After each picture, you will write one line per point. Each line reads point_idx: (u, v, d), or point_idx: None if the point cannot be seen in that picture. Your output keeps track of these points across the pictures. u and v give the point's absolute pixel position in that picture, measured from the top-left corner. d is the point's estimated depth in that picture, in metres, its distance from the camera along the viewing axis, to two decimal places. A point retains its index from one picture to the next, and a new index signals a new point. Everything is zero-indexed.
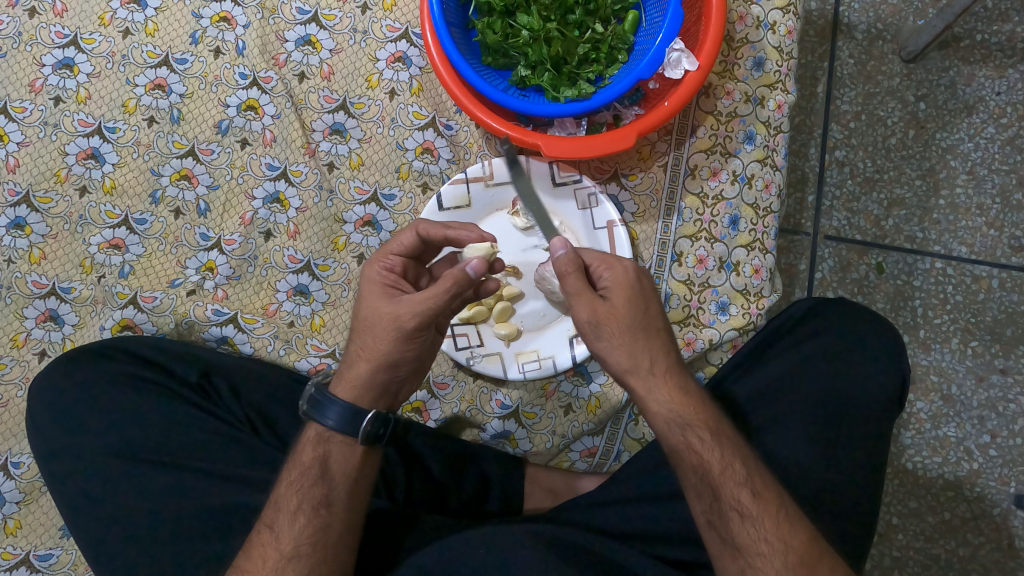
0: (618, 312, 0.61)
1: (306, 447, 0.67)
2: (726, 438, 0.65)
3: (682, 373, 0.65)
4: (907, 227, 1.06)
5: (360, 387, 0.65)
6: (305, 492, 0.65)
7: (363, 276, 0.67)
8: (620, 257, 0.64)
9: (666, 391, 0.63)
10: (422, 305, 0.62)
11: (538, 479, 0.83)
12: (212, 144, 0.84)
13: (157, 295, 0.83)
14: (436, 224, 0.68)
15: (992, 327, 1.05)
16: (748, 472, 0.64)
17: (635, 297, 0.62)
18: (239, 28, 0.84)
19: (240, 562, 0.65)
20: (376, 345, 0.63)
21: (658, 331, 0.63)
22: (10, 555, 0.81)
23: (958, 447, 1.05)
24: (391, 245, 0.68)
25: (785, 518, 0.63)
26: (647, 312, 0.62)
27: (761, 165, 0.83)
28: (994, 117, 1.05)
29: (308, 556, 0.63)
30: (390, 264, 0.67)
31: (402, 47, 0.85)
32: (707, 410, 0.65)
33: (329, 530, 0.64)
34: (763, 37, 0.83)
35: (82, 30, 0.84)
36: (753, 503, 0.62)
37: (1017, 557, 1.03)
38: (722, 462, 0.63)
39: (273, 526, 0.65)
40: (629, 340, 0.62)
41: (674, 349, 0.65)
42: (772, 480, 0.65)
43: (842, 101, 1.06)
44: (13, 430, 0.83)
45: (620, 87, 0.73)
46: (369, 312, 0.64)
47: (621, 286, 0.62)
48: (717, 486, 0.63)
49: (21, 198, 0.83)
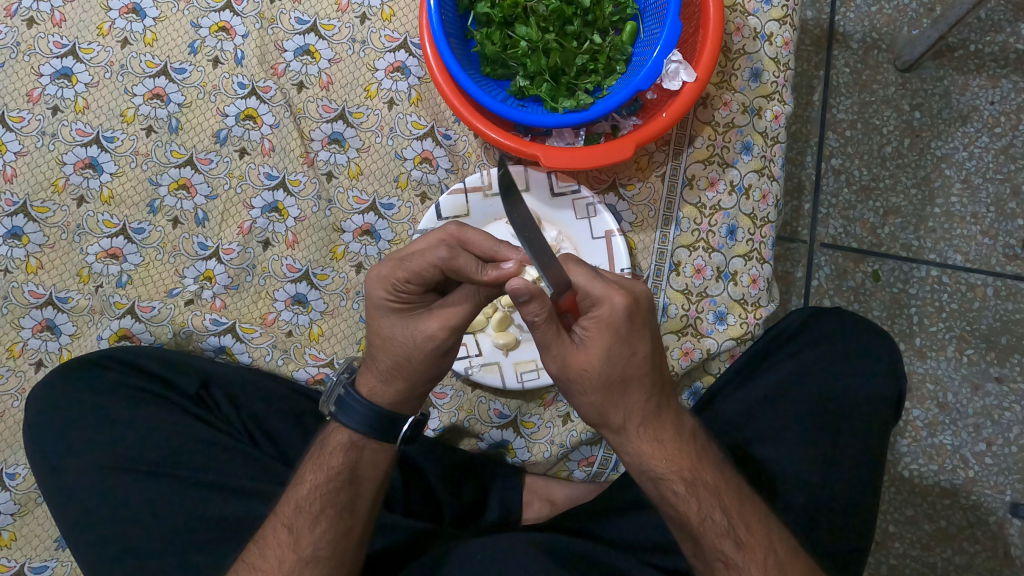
0: (594, 364, 0.57)
1: (334, 451, 0.66)
2: (703, 485, 0.63)
3: (663, 420, 0.62)
4: (902, 236, 1.06)
5: (395, 402, 0.65)
6: (329, 498, 0.65)
7: (376, 300, 0.60)
8: (607, 292, 0.56)
9: (640, 444, 0.62)
10: (454, 320, 0.59)
11: (537, 489, 0.82)
12: (211, 153, 0.84)
13: (155, 304, 0.83)
14: (468, 265, 0.56)
15: (987, 335, 1.06)
16: (730, 521, 0.63)
17: (618, 346, 0.57)
18: (238, 37, 0.84)
19: (252, 559, 0.65)
20: (414, 369, 0.62)
21: (638, 378, 0.59)
22: (5, 567, 0.81)
23: (954, 454, 1.05)
24: (403, 265, 0.59)
25: (774, 565, 0.63)
26: (627, 361, 0.57)
27: (758, 175, 0.84)
28: (988, 126, 1.06)
29: (325, 561, 0.64)
30: (404, 286, 0.60)
31: (402, 57, 0.85)
32: (684, 457, 0.63)
33: (350, 534, 0.65)
34: (760, 48, 0.83)
35: (81, 40, 0.84)
36: (737, 553, 0.63)
37: (1013, 564, 1.04)
38: (701, 513, 0.63)
39: (291, 527, 0.64)
40: (601, 394, 0.59)
41: (657, 391, 0.61)
42: (762, 520, 0.65)
43: (838, 110, 1.07)
44: (9, 442, 0.82)
45: (619, 97, 0.73)
46: (399, 337, 0.61)
47: (602, 331, 0.56)
48: (698, 537, 0.63)
49: (18, 207, 0.83)
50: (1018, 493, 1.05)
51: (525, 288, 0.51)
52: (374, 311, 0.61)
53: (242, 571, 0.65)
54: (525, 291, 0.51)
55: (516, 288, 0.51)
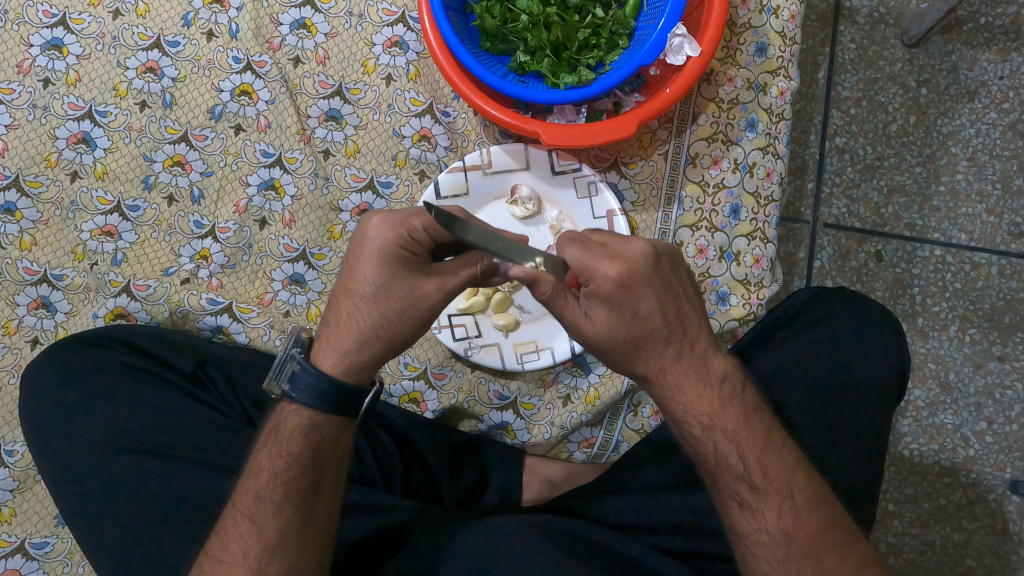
0: (599, 331, 0.58)
1: (293, 436, 0.64)
2: (722, 430, 0.63)
3: (682, 368, 0.62)
4: (907, 214, 1.05)
5: (362, 369, 0.64)
6: (292, 483, 0.63)
7: (376, 246, 0.59)
8: (594, 267, 0.55)
9: (663, 391, 0.62)
10: (450, 281, 0.60)
11: (536, 470, 0.82)
12: (205, 130, 0.83)
13: (151, 283, 0.82)
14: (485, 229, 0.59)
15: (990, 314, 1.05)
16: (747, 466, 0.62)
17: (617, 312, 0.57)
18: (232, 9, 0.82)
19: (215, 552, 0.63)
20: (393, 326, 0.61)
21: (647, 335, 0.59)
22: (6, 543, 0.81)
23: (955, 434, 1.05)
24: (419, 214, 0.59)
25: (789, 510, 0.62)
26: (630, 322, 0.58)
27: (762, 153, 0.82)
28: (996, 102, 1.04)
29: (294, 545, 0.62)
30: (414, 234, 0.59)
31: (399, 31, 0.83)
32: (706, 402, 0.62)
33: (315, 516, 0.64)
34: (766, 22, 0.81)
35: (71, 10, 0.82)
36: (752, 496, 0.62)
37: (1011, 541, 1.05)
38: (717, 456, 0.63)
39: (252, 518, 0.63)
40: (616, 352, 0.60)
41: (672, 340, 0.60)
42: (784, 467, 0.63)
43: (844, 87, 1.05)
44: (7, 419, 0.82)
45: (621, 73, 0.71)
46: (389, 291, 0.60)
47: (602, 300, 0.57)
48: (715, 476, 0.63)
49: (10, 182, 0.82)
50: (1018, 471, 1.05)
51: (524, 275, 0.54)
52: (371, 252, 0.59)
53: (207, 564, 0.63)
54: (525, 277, 0.54)
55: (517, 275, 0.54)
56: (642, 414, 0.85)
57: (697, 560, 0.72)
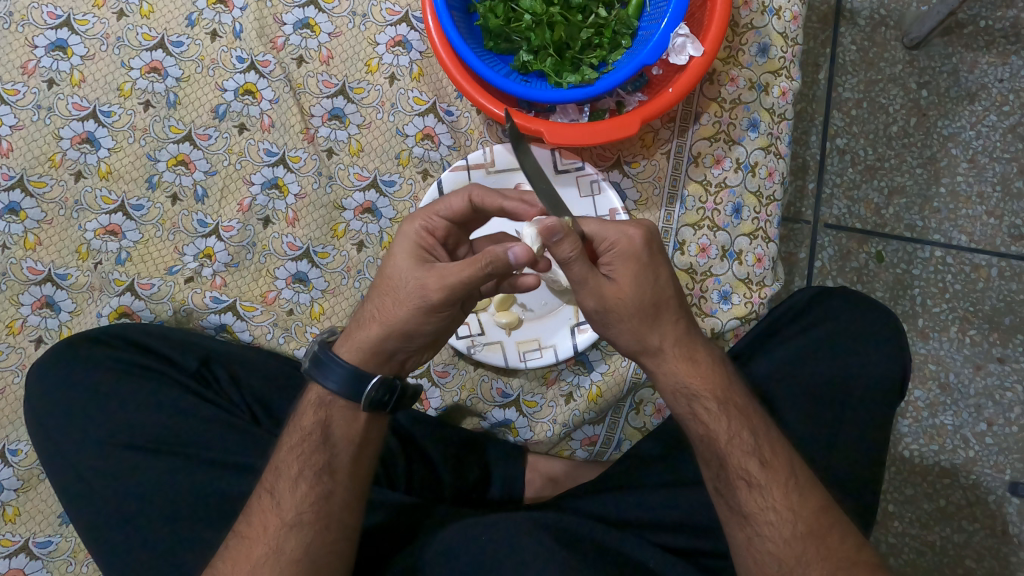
0: (626, 294, 0.59)
1: (307, 411, 0.65)
2: (733, 406, 0.65)
3: (692, 342, 0.65)
4: (907, 216, 1.06)
5: (366, 352, 0.63)
6: (308, 459, 0.63)
7: (409, 234, 0.63)
8: (623, 229, 0.59)
9: (676, 365, 0.64)
10: (451, 279, 0.58)
11: (539, 468, 0.82)
12: (209, 129, 0.83)
13: (155, 281, 0.83)
14: (492, 194, 0.65)
15: (991, 315, 1.05)
16: (756, 440, 0.64)
17: (643, 273, 0.59)
18: (236, 10, 0.83)
19: (238, 527, 0.63)
20: (393, 309, 0.61)
21: (666, 303, 0.61)
22: (10, 541, 0.81)
23: (955, 435, 1.06)
24: (434, 204, 0.66)
25: (794, 487, 0.63)
26: (654, 287, 0.60)
27: (764, 152, 0.82)
28: (996, 105, 1.05)
29: (310, 525, 0.61)
30: (431, 223, 0.64)
31: (403, 31, 0.83)
32: (715, 377, 0.65)
33: (331, 498, 0.62)
34: (768, 23, 0.82)
35: (76, 11, 0.82)
36: (760, 471, 0.63)
37: (1011, 543, 1.05)
38: (729, 432, 0.64)
39: (273, 492, 0.63)
40: (636, 320, 0.61)
41: (684, 315, 0.64)
42: (785, 447, 0.65)
43: (844, 88, 1.05)
44: (11, 418, 0.82)
45: (624, 73, 0.72)
46: (398, 272, 0.61)
47: (627, 263, 0.59)
48: (724, 456, 0.63)
49: (15, 182, 0.82)
50: (1018, 472, 1.05)
51: (558, 225, 0.54)
52: (393, 241, 0.64)
53: (230, 542, 0.63)
54: (558, 230, 0.54)
55: (550, 226, 0.53)
56: (645, 412, 0.85)
57: (700, 558, 0.72)
